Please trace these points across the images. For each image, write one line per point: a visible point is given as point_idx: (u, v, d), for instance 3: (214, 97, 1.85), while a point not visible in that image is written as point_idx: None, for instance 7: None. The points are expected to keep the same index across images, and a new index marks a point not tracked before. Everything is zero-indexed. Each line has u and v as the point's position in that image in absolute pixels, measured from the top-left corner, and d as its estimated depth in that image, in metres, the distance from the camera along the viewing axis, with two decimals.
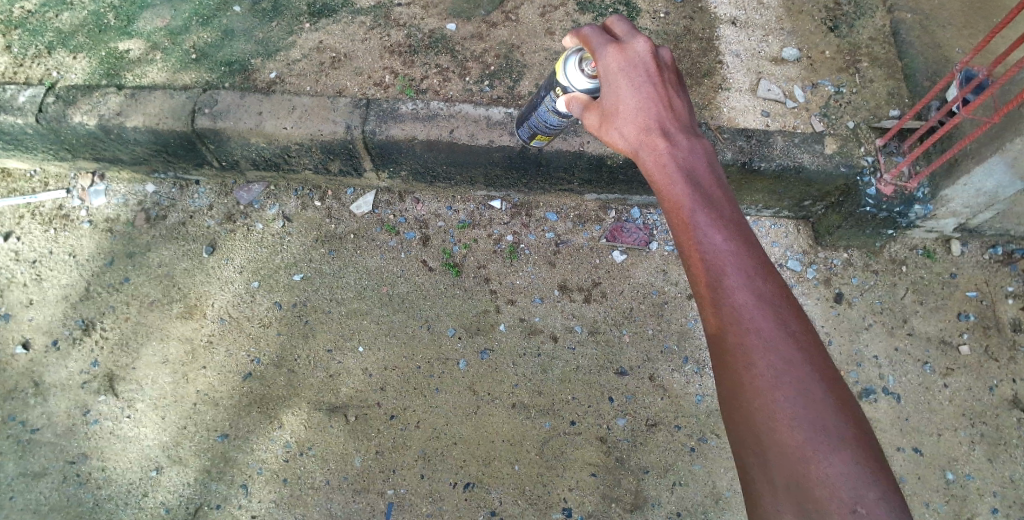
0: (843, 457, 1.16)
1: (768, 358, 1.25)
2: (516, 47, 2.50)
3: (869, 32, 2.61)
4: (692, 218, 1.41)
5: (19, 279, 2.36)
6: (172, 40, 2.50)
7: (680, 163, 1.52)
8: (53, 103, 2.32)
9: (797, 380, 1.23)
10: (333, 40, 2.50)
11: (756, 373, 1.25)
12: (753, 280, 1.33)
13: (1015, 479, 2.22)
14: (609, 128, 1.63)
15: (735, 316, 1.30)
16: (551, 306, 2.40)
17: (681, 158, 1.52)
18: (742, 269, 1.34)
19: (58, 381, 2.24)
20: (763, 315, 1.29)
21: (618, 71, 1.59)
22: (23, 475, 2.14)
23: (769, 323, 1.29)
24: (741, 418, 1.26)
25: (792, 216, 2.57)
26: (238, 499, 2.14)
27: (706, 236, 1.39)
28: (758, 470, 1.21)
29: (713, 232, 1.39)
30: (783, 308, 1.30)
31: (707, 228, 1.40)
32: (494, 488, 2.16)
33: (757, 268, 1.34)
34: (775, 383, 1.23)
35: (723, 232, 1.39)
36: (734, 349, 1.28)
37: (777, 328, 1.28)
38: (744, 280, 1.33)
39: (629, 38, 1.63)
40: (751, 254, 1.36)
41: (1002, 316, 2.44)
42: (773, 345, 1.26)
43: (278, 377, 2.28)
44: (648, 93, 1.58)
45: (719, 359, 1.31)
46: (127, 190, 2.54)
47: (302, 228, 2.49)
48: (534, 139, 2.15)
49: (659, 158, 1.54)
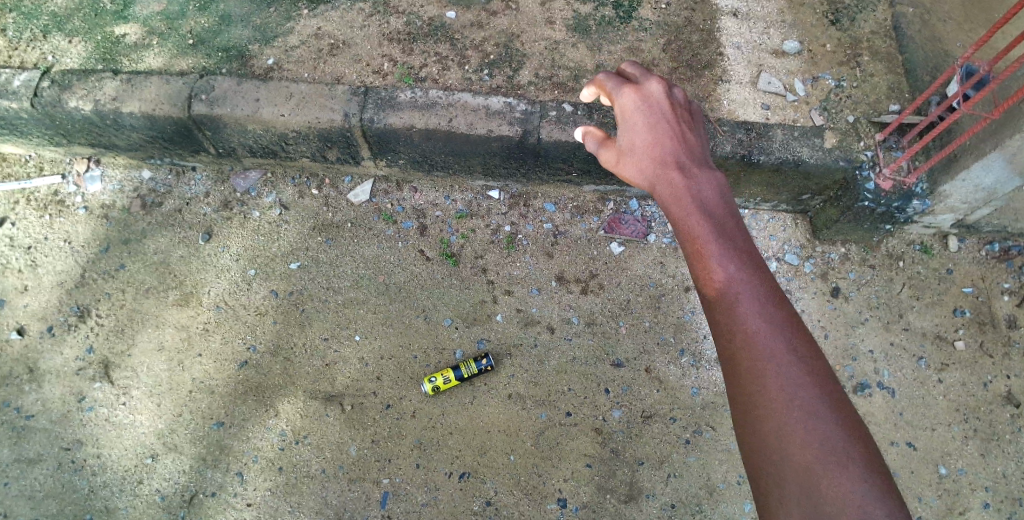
0: (853, 478, 1.15)
1: (779, 382, 1.24)
2: (515, 36, 2.49)
3: (870, 26, 2.59)
4: (705, 245, 1.40)
5: (13, 265, 2.35)
6: (169, 25, 2.47)
7: (693, 193, 1.49)
8: (48, 88, 2.29)
9: (807, 402, 1.22)
10: (331, 27, 2.47)
11: (768, 396, 1.24)
12: (766, 306, 1.31)
13: (1006, 474, 2.23)
14: (624, 163, 1.67)
15: (748, 341, 1.28)
16: (547, 298, 2.40)
17: (693, 188, 1.50)
18: (756, 297, 1.32)
19: (53, 367, 2.24)
20: (775, 341, 1.27)
21: (631, 108, 1.66)
22: (18, 461, 2.13)
23: (780, 351, 1.26)
24: (754, 440, 1.25)
25: (790, 210, 2.56)
26: (233, 486, 2.14)
27: (720, 264, 1.36)
28: (769, 494, 1.20)
29: (726, 259, 1.36)
30: (795, 334, 1.29)
31: (720, 256, 1.38)
32: (489, 479, 2.16)
33: (770, 295, 1.32)
34: (786, 405, 1.22)
35: (736, 260, 1.36)
36: (746, 372, 1.27)
37: (788, 352, 1.26)
38: (756, 307, 1.31)
39: (642, 77, 1.71)
40: (764, 284, 1.33)
41: (998, 312, 2.45)
42: (784, 369, 1.25)
43: (274, 365, 2.27)
44: (662, 129, 1.61)
45: (732, 381, 1.29)
46: (123, 176, 2.53)
47: (298, 217, 2.48)
48: (473, 374, 2.24)
49: (674, 190, 1.51)
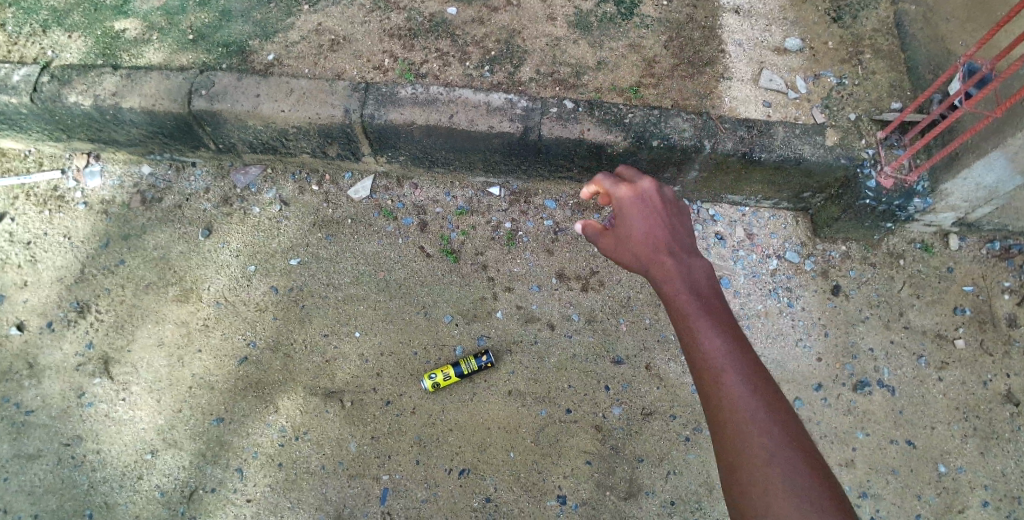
0: None
1: (762, 442, 1.30)
2: (516, 32, 2.48)
3: (873, 24, 2.58)
4: (694, 322, 1.47)
5: (13, 261, 2.35)
6: (168, 20, 2.47)
7: (685, 279, 1.56)
8: (48, 83, 2.29)
9: (788, 461, 1.27)
10: (332, 23, 2.47)
11: (751, 456, 1.29)
12: (749, 376, 1.37)
13: (1006, 472, 2.23)
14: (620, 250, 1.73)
15: (733, 407, 1.34)
16: (548, 295, 2.39)
17: (683, 273, 1.57)
18: (739, 368, 1.38)
19: (52, 363, 2.23)
20: (757, 407, 1.34)
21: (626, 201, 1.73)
22: (18, 456, 2.13)
23: (763, 414, 1.32)
24: (740, 497, 1.28)
25: (791, 208, 2.56)
26: (233, 482, 2.14)
27: (707, 338, 1.43)
28: None
29: (713, 334, 1.44)
30: (778, 403, 1.35)
31: (707, 331, 1.45)
32: (489, 475, 2.16)
33: (753, 368, 1.39)
34: (768, 463, 1.27)
35: (722, 335, 1.43)
36: (732, 436, 1.32)
37: (769, 417, 1.33)
38: (741, 374, 1.37)
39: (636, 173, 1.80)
40: (748, 357, 1.40)
41: (998, 311, 2.44)
42: (766, 430, 1.31)
43: (274, 361, 2.27)
44: (654, 220, 1.68)
45: (719, 443, 1.34)
46: (123, 172, 2.52)
47: (298, 213, 2.48)
48: (473, 370, 2.24)
49: (667, 276, 1.57)
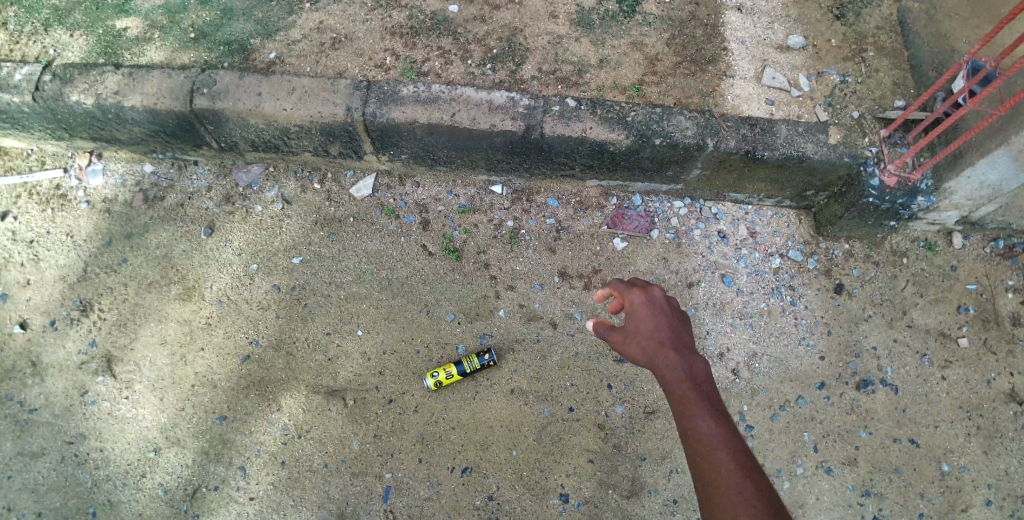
0: None
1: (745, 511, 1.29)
2: (518, 30, 2.48)
3: (876, 21, 2.57)
4: (690, 406, 1.48)
5: (15, 259, 2.35)
6: (170, 18, 2.46)
7: (686, 371, 1.54)
8: (50, 81, 2.29)
9: None
10: (334, 21, 2.46)
11: None
12: (737, 455, 1.38)
13: (1009, 471, 2.23)
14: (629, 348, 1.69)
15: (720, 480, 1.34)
16: (550, 293, 2.39)
17: (685, 367, 1.55)
18: (726, 444, 1.39)
19: (55, 361, 2.24)
20: (742, 479, 1.33)
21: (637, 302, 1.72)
22: (21, 454, 2.14)
23: (750, 492, 1.31)
24: None
25: (794, 206, 2.55)
26: (236, 480, 2.14)
27: (699, 419, 1.44)
28: None
29: (706, 418, 1.44)
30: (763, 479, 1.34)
31: (699, 414, 1.45)
32: (491, 474, 2.17)
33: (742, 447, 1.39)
34: None
35: (713, 418, 1.44)
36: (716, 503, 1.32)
37: (753, 490, 1.32)
38: (727, 449, 1.39)
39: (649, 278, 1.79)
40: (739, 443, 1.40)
41: (1002, 309, 2.44)
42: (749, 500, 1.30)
43: (276, 359, 2.27)
44: (662, 318, 1.65)
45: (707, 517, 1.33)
46: (125, 170, 2.52)
47: (300, 212, 2.48)
48: (476, 369, 2.24)
49: (668, 368, 1.55)
